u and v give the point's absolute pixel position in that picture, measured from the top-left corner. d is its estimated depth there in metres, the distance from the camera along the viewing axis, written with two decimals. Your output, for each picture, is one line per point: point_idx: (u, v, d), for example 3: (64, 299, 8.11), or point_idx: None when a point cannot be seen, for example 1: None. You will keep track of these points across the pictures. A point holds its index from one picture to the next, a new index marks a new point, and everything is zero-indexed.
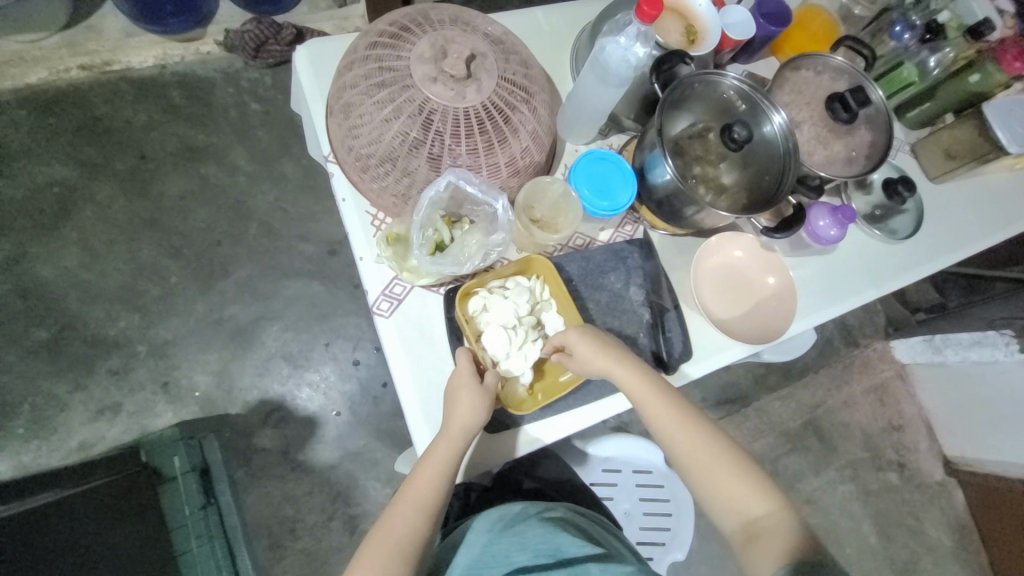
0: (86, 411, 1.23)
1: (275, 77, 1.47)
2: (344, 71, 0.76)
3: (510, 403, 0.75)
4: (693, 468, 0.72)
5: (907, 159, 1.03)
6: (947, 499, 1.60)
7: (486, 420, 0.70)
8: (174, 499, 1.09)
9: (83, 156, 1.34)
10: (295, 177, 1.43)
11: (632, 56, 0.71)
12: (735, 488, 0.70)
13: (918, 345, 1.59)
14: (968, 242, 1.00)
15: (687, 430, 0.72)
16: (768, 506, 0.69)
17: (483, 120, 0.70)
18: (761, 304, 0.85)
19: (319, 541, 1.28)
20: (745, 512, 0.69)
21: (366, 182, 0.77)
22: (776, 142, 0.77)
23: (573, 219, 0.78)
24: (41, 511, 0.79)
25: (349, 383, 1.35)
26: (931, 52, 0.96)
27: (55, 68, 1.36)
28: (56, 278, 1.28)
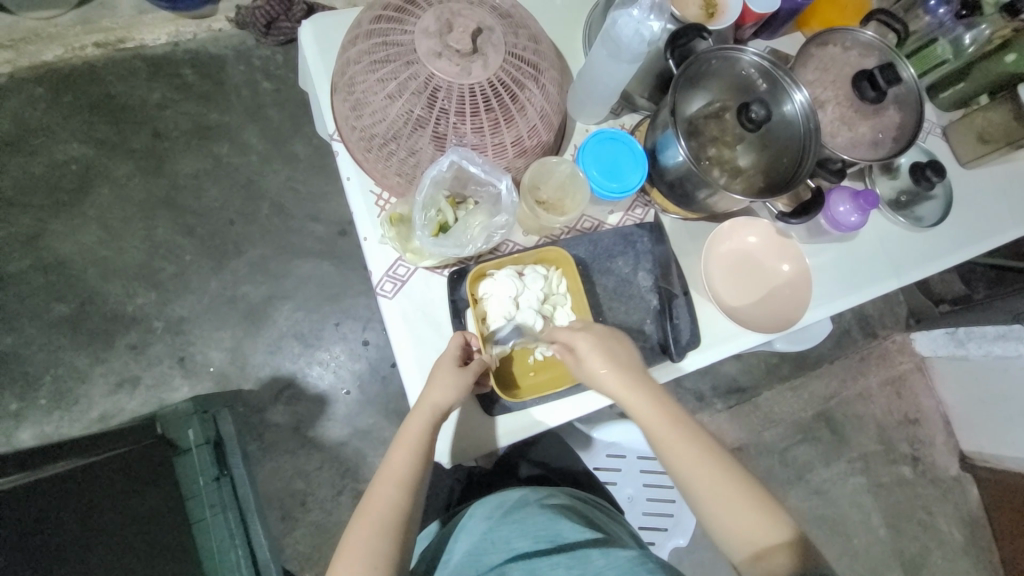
0: (106, 384, 1.28)
1: (287, 54, 1.45)
2: (348, 46, 0.75)
3: (504, 389, 0.75)
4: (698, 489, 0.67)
5: (938, 142, 0.98)
6: (961, 495, 1.57)
7: (462, 399, 0.70)
8: (190, 469, 1.10)
9: (99, 135, 1.36)
10: (306, 156, 1.42)
11: (647, 29, 0.67)
12: (741, 510, 0.65)
13: (941, 338, 1.55)
14: (999, 231, 0.95)
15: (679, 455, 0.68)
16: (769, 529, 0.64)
17: (489, 97, 0.68)
18: (774, 291, 0.82)
19: (328, 514, 1.31)
20: (749, 535, 0.64)
21: (371, 162, 0.76)
22: (796, 123, 0.74)
23: (579, 201, 0.76)
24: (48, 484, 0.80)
25: (358, 363, 1.37)
26: (966, 29, 0.89)
27: (70, 45, 1.37)
28: (76, 254, 1.31)
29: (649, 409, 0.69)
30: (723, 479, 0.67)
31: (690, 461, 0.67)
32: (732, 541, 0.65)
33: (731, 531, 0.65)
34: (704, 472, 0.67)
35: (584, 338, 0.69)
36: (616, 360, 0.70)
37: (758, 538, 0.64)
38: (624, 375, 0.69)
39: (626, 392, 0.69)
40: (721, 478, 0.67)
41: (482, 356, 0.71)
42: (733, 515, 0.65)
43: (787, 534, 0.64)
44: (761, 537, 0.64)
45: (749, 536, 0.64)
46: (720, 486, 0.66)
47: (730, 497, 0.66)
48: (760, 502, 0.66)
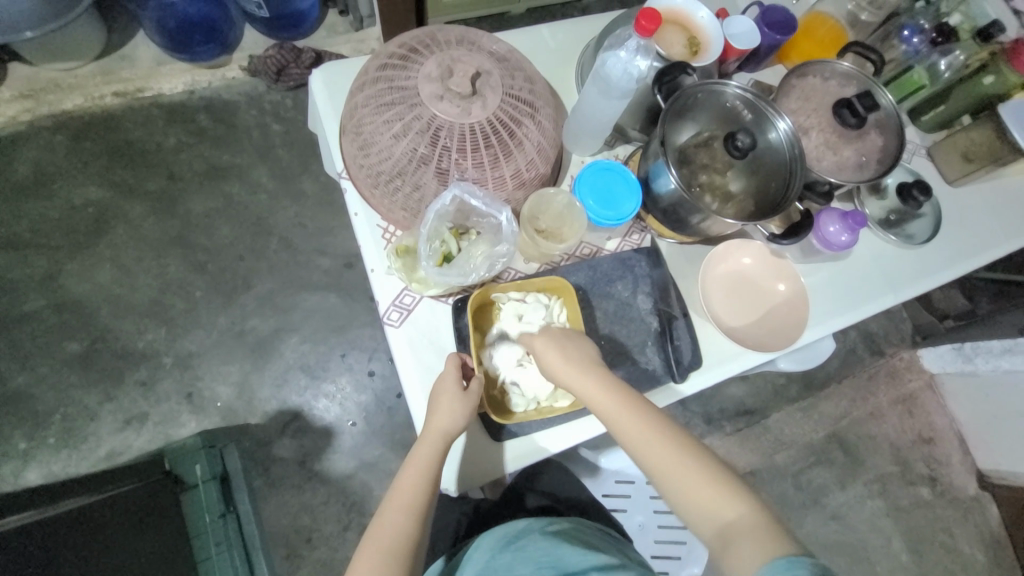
0: (115, 421, 1.28)
1: (296, 98, 1.53)
2: (356, 91, 0.80)
3: (497, 411, 0.76)
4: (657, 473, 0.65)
5: (924, 162, 1.01)
6: (983, 516, 1.52)
7: (467, 423, 0.71)
8: (196, 506, 1.11)
9: (116, 178, 1.42)
10: (313, 193, 1.48)
11: (634, 69, 0.72)
12: (701, 490, 0.62)
13: (947, 354, 1.54)
14: (991, 247, 0.97)
15: (630, 436, 0.66)
16: (731, 505, 0.61)
17: (488, 135, 0.73)
18: (772, 311, 0.84)
19: (335, 551, 1.29)
20: (711, 513, 0.61)
21: (377, 197, 0.80)
22: (781, 149, 0.77)
23: (577, 228, 0.79)
24: (54, 522, 0.81)
25: (364, 394, 1.37)
26: (941, 55, 0.95)
27: (90, 95, 1.45)
28: (89, 293, 1.35)
29: (598, 392, 0.68)
30: (681, 458, 0.64)
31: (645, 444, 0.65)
32: (695, 519, 0.62)
33: (693, 507, 0.63)
34: (655, 450, 0.65)
35: (542, 339, 0.72)
36: (565, 349, 0.71)
37: (720, 513, 0.61)
38: (572, 363, 0.70)
39: (579, 377, 0.69)
40: (673, 456, 0.64)
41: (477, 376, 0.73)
42: (694, 494, 0.62)
43: (752, 513, 0.60)
44: (724, 514, 0.61)
45: (712, 516, 0.61)
46: (678, 467, 0.64)
47: (688, 477, 0.63)
48: (717, 479, 0.63)
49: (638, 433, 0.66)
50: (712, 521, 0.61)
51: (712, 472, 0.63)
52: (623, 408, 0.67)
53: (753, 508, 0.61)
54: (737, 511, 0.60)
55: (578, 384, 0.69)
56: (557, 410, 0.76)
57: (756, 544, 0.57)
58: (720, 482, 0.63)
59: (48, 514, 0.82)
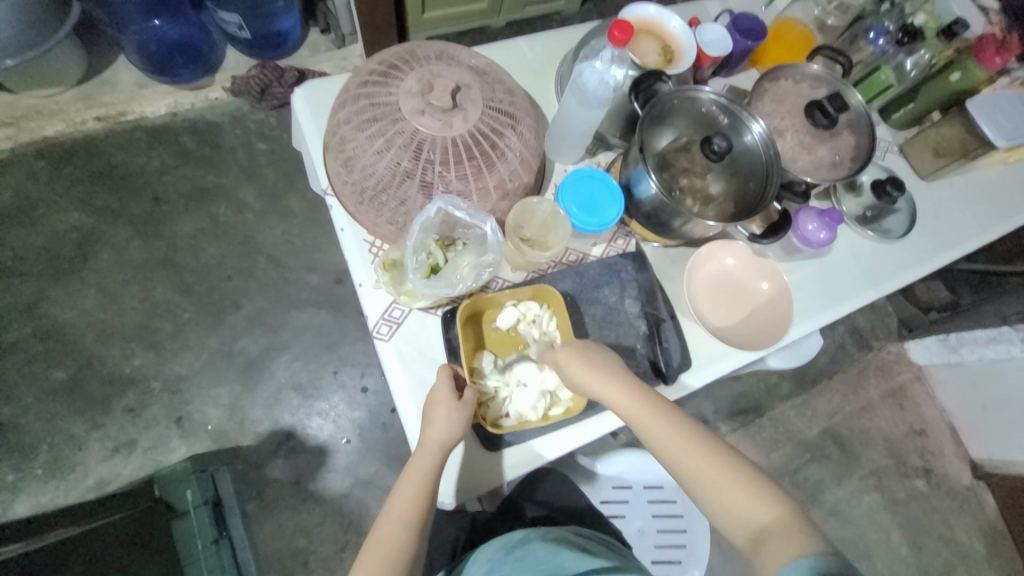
0: (103, 449, 1.26)
1: (280, 117, 1.54)
2: (338, 108, 0.80)
3: (492, 423, 0.76)
4: (685, 474, 0.66)
5: (897, 159, 1.04)
6: (978, 505, 1.54)
7: (463, 435, 0.71)
8: (188, 532, 1.08)
9: (99, 203, 1.41)
10: (300, 211, 1.48)
11: (610, 78, 0.74)
12: (731, 490, 0.63)
13: (934, 345, 1.55)
14: (967, 239, 1.00)
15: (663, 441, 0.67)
16: (767, 508, 0.62)
17: (470, 146, 0.74)
18: (757, 309, 0.85)
19: (333, 572, 1.27)
20: (741, 511, 0.62)
21: (363, 212, 0.81)
22: (758, 151, 0.79)
23: (562, 235, 0.80)
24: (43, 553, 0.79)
25: (358, 410, 1.36)
26: (907, 55, 0.98)
27: (71, 120, 1.44)
28: (74, 319, 1.33)
29: (623, 395, 0.69)
30: (713, 461, 0.65)
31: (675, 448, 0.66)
32: (728, 523, 0.63)
33: (725, 512, 0.63)
34: (688, 453, 0.65)
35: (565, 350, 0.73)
36: (586, 354, 0.72)
37: (752, 515, 0.62)
38: (597, 370, 0.71)
39: (602, 383, 0.70)
40: (706, 461, 0.65)
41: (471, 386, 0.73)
42: (727, 494, 0.63)
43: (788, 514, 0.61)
44: (757, 516, 0.61)
45: (747, 517, 0.62)
46: (709, 469, 0.64)
47: (720, 478, 0.64)
48: (750, 483, 0.63)
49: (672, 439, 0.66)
50: (746, 524, 0.62)
51: (746, 479, 0.63)
52: (651, 411, 0.68)
53: (792, 509, 0.61)
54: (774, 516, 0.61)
55: (606, 388, 0.70)
56: (551, 418, 0.77)
57: (789, 541, 0.58)
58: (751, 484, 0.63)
59: (31, 547, 0.79)
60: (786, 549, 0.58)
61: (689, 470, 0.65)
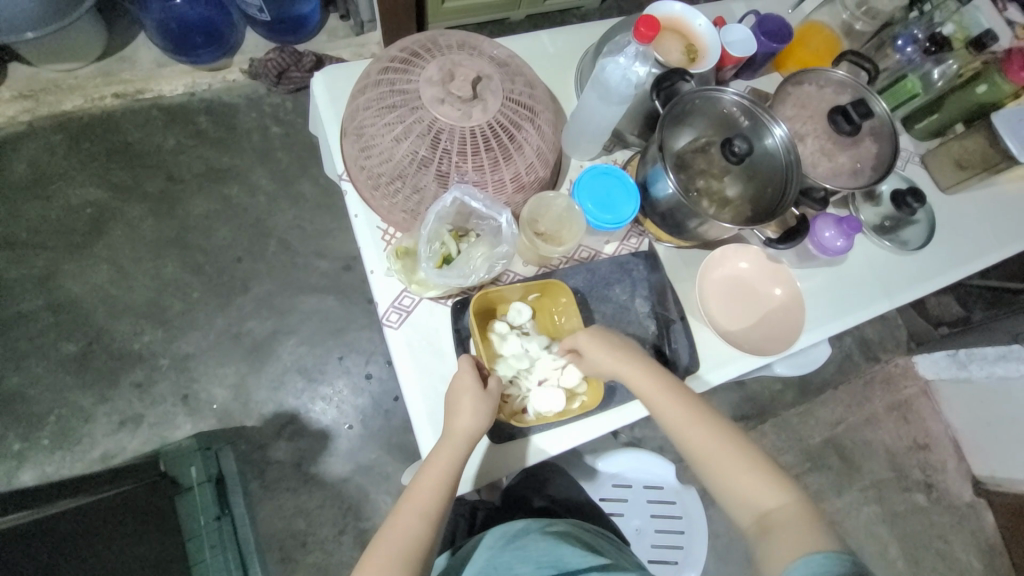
0: (110, 423, 1.28)
1: (296, 101, 1.54)
2: (357, 94, 0.80)
3: (511, 415, 0.76)
4: (709, 461, 0.69)
5: (918, 171, 1.02)
6: (978, 522, 1.53)
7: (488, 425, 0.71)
8: (190, 507, 1.10)
9: (115, 179, 1.42)
10: (312, 196, 1.48)
11: (632, 75, 0.74)
12: (744, 477, 0.67)
13: (942, 360, 1.55)
14: (985, 253, 0.98)
15: (684, 425, 0.70)
16: (775, 496, 0.66)
17: (489, 138, 0.73)
18: (768, 314, 0.85)
19: (330, 555, 1.28)
20: (754, 502, 0.66)
21: (377, 199, 0.81)
22: (778, 155, 0.79)
23: (577, 232, 0.80)
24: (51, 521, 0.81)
25: (361, 397, 1.37)
26: (934, 64, 0.96)
27: (90, 96, 1.45)
28: (86, 293, 1.34)
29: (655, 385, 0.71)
30: (739, 455, 0.68)
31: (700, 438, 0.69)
32: (738, 507, 0.67)
33: (736, 496, 0.67)
34: (704, 437, 0.69)
35: (585, 337, 0.73)
36: (620, 344, 0.74)
37: (762, 501, 0.65)
38: (623, 355, 0.73)
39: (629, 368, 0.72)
40: (721, 447, 0.69)
41: (494, 376, 0.73)
42: (747, 487, 0.66)
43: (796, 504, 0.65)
44: (766, 502, 0.65)
45: (765, 513, 0.65)
46: (732, 460, 0.68)
47: (733, 464, 0.68)
48: (762, 471, 0.67)
49: (694, 426, 0.70)
50: (754, 512, 0.65)
51: (760, 467, 0.67)
52: (677, 400, 0.71)
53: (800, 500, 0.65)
54: (785, 507, 0.64)
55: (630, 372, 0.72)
56: (569, 412, 0.77)
57: (804, 534, 0.61)
58: (762, 474, 0.67)
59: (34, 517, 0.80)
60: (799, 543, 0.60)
61: (715, 462, 0.68)
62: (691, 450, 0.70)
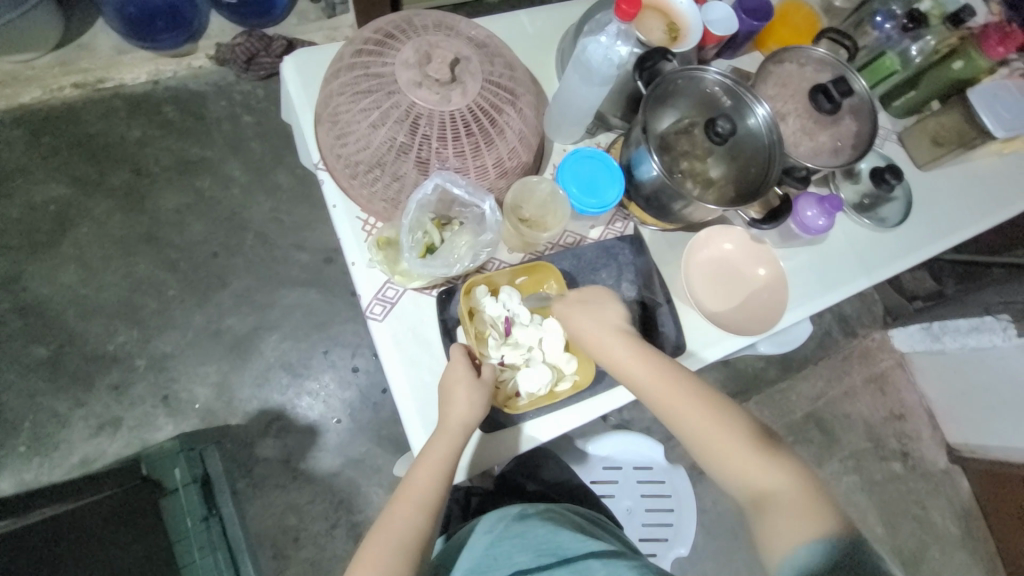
0: (87, 427, 1.24)
1: (267, 88, 1.48)
2: (331, 79, 0.77)
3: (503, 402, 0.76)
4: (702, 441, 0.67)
5: (894, 148, 1.04)
6: (951, 487, 1.60)
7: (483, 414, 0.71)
8: (176, 509, 1.08)
9: (77, 174, 1.35)
10: (289, 187, 1.44)
11: (614, 54, 0.72)
12: (740, 456, 0.65)
13: (916, 334, 1.60)
14: (959, 229, 1.00)
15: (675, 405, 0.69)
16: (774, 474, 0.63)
17: (469, 122, 0.71)
18: (752, 293, 0.86)
19: (323, 549, 1.27)
20: (751, 481, 0.64)
21: (356, 188, 0.78)
22: (760, 134, 0.78)
23: (561, 216, 0.79)
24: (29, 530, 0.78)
25: (349, 390, 1.35)
26: (912, 41, 0.97)
27: (46, 86, 1.37)
28: (54, 295, 1.29)
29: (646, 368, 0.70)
30: (727, 428, 0.66)
31: (693, 420, 0.67)
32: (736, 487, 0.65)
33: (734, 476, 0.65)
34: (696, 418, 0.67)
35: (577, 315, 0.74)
36: (599, 317, 0.74)
37: (760, 481, 0.63)
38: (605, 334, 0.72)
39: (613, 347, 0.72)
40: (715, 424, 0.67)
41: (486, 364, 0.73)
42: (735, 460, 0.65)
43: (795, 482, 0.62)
44: (765, 482, 0.63)
45: (756, 484, 0.63)
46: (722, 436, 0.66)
47: (728, 442, 0.66)
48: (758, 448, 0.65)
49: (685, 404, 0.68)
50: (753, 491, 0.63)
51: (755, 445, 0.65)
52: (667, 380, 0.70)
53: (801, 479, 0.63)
54: (784, 487, 0.62)
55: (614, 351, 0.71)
56: (558, 394, 0.77)
57: (798, 516, 0.59)
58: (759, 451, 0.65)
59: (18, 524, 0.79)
60: (798, 524, 0.59)
61: (711, 446, 0.66)
62: (685, 433, 0.68)
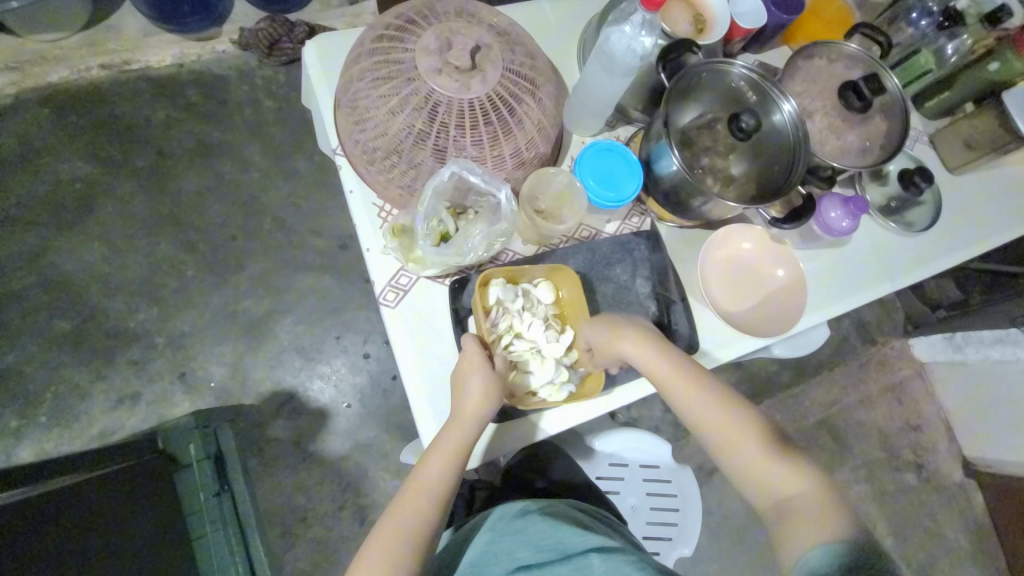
0: (107, 401, 1.27)
1: (288, 74, 1.49)
2: (350, 64, 0.77)
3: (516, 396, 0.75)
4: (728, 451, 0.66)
5: (925, 150, 1.01)
6: (966, 501, 1.56)
7: (497, 409, 0.71)
8: (189, 483, 1.10)
9: (103, 154, 1.38)
10: (307, 173, 1.45)
11: (638, 45, 0.71)
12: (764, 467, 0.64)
13: (939, 343, 1.56)
14: (989, 236, 0.97)
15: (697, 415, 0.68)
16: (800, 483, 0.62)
17: (488, 111, 0.71)
18: (769, 294, 0.84)
19: (330, 530, 1.30)
20: (776, 488, 0.63)
21: (372, 175, 0.78)
22: (785, 131, 0.76)
23: (577, 210, 0.78)
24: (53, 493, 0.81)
25: (359, 376, 1.37)
26: (948, 39, 0.93)
27: (76, 67, 1.40)
28: (79, 271, 1.32)
29: (666, 367, 0.70)
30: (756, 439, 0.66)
31: (723, 426, 0.67)
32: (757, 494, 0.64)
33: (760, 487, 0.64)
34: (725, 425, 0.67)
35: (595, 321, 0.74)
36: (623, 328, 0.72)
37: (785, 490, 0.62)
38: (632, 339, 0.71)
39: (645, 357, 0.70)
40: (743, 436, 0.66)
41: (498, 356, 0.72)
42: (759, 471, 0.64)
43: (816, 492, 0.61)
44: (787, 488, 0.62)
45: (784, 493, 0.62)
46: (750, 447, 0.65)
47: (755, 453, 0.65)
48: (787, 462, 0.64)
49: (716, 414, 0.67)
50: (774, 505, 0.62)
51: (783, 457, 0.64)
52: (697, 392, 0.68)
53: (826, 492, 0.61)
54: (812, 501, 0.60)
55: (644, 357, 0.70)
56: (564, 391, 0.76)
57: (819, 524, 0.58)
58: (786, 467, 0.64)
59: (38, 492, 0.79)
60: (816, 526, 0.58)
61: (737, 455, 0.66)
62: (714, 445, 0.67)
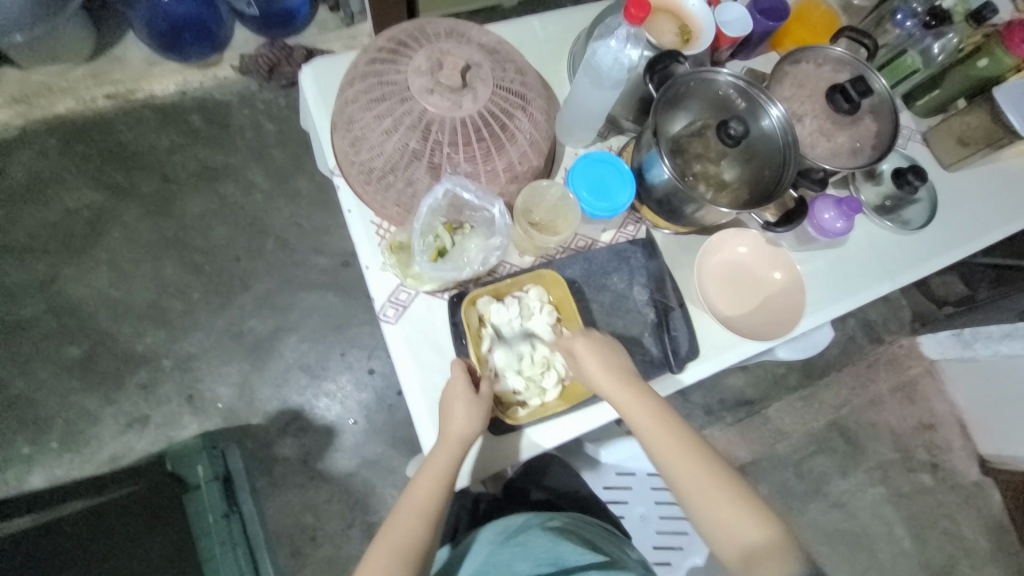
0: (116, 424, 1.29)
1: (288, 97, 1.52)
2: (346, 87, 0.79)
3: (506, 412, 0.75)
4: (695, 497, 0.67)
5: (920, 148, 1.00)
6: (984, 500, 1.53)
7: (482, 428, 0.71)
8: (198, 505, 1.13)
9: (109, 181, 1.41)
10: (308, 192, 1.47)
11: (625, 58, 0.73)
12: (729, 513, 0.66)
13: (947, 340, 1.54)
14: (989, 231, 0.97)
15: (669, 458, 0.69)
16: (759, 526, 0.65)
17: (480, 128, 0.72)
18: (767, 298, 0.84)
19: (339, 548, 1.29)
20: (745, 540, 0.64)
21: (370, 194, 0.80)
22: (775, 135, 0.77)
23: (572, 220, 0.79)
24: None
25: (365, 392, 1.38)
26: (934, 38, 0.94)
27: (82, 98, 1.44)
28: (88, 297, 1.35)
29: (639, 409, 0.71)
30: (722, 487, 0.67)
31: (697, 476, 0.67)
32: (721, 541, 0.66)
33: (725, 533, 0.65)
34: (693, 470, 0.68)
35: (583, 341, 0.73)
36: (605, 360, 0.72)
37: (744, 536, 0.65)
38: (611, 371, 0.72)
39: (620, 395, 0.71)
40: (711, 484, 0.67)
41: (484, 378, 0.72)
42: (726, 519, 0.65)
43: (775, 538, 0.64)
44: (748, 535, 0.64)
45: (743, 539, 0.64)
46: (715, 495, 0.66)
47: (720, 499, 0.66)
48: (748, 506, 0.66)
49: (686, 460, 0.68)
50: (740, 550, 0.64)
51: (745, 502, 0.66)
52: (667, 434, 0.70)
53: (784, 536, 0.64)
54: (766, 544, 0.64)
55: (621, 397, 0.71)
56: (549, 406, 0.76)
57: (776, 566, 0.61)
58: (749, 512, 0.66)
59: None
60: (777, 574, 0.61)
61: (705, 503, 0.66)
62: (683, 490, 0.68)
